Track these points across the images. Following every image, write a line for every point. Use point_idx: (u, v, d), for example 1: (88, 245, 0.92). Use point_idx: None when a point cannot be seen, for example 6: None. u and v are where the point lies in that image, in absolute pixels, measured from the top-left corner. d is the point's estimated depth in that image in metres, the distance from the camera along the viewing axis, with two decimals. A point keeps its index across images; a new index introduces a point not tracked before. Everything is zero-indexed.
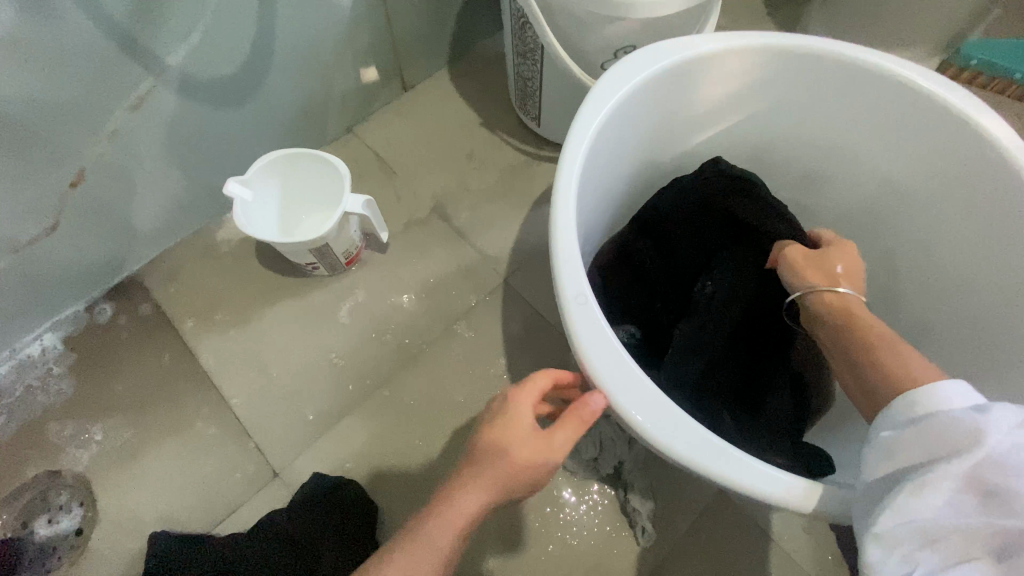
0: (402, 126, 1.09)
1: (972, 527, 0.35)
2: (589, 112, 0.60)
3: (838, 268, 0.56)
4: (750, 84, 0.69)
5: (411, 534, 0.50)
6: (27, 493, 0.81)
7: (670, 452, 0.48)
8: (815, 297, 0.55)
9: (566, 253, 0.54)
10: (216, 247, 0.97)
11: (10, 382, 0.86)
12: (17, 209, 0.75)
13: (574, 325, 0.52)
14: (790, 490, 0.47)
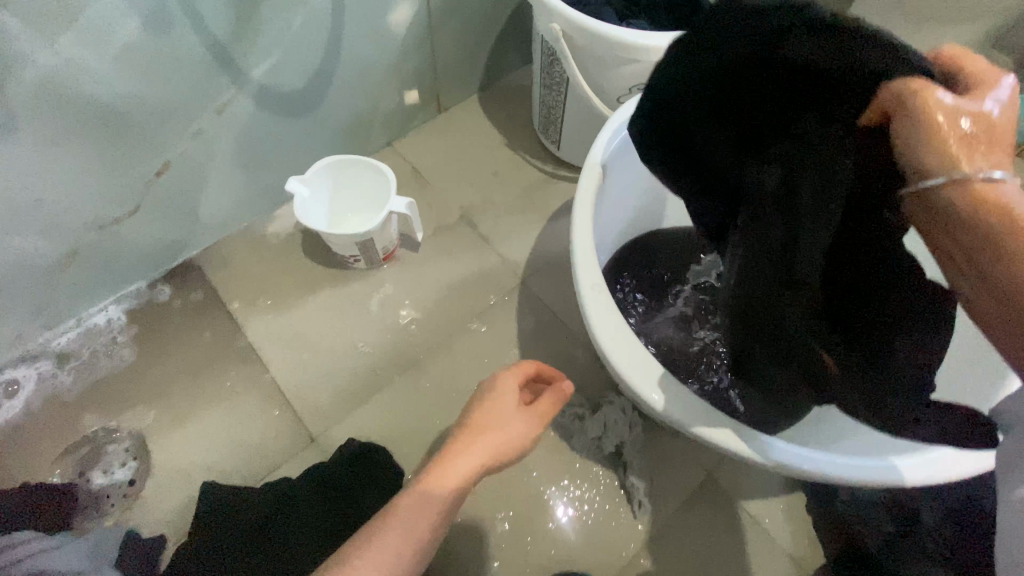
0: (436, 142, 1.22)
1: None
2: (606, 139, 0.73)
3: (976, 130, 0.35)
4: None
5: (417, 493, 0.57)
6: (84, 446, 0.89)
7: (690, 427, 0.59)
8: (952, 190, 0.34)
9: (581, 249, 0.67)
10: (267, 238, 1.08)
11: (78, 346, 0.96)
12: (111, 194, 0.87)
13: (591, 316, 0.64)
14: (793, 457, 0.57)
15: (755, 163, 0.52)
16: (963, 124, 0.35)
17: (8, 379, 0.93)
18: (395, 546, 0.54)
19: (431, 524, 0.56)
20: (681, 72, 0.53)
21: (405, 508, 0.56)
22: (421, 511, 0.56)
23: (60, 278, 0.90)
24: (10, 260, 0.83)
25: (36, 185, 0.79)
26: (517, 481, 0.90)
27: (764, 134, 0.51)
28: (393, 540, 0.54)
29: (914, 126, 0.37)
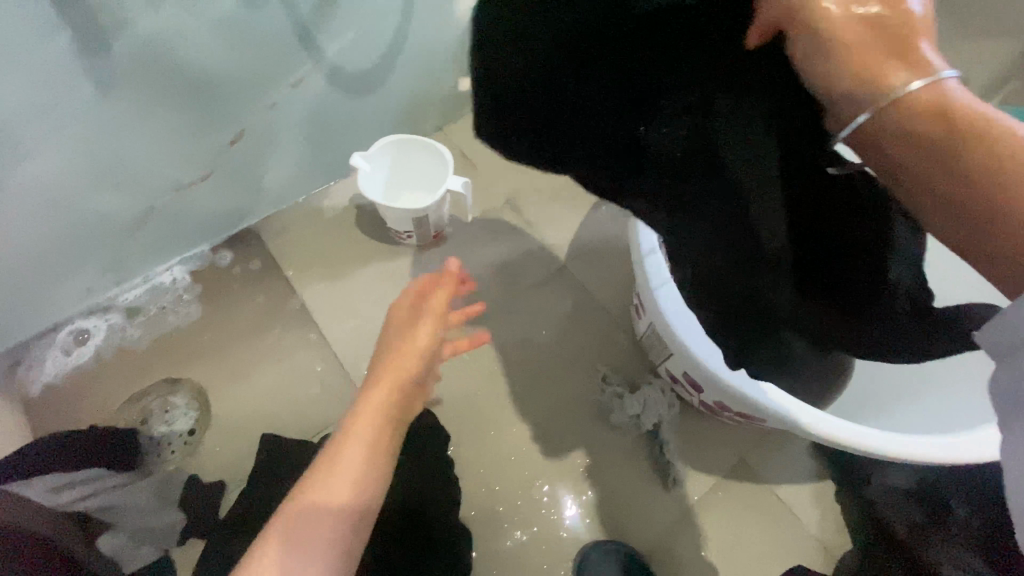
0: None
1: None
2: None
3: (887, 20, 0.36)
4: None
5: (341, 439, 0.66)
6: (149, 395, 0.95)
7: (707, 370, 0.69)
8: (886, 109, 0.35)
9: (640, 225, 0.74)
10: (323, 211, 1.13)
11: (146, 302, 1.02)
12: (185, 159, 0.91)
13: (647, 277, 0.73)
14: (788, 411, 0.66)
15: (649, 121, 0.44)
16: (879, 25, 0.36)
17: (80, 329, 0.99)
18: (357, 457, 0.64)
19: (360, 453, 0.64)
20: (508, 58, 0.44)
21: (352, 434, 0.66)
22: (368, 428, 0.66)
23: (132, 238, 0.96)
24: (91, 216, 0.88)
25: (125, 148, 0.83)
26: (555, 452, 0.95)
27: (645, 80, 0.43)
28: (350, 457, 0.64)
29: (825, 46, 0.37)
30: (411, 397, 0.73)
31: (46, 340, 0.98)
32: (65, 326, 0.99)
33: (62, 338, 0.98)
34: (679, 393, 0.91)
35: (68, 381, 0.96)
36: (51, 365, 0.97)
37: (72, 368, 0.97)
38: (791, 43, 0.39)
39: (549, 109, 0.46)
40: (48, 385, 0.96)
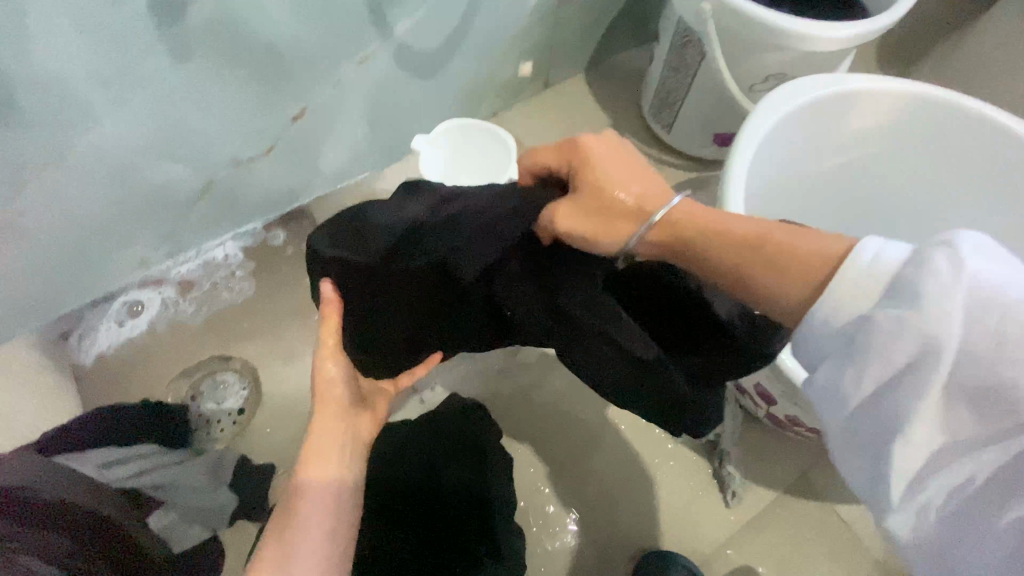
0: (541, 117, 1.23)
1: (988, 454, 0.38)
2: (756, 131, 0.76)
3: (617, 195, 0.51)
4: (875, 125, 0.86)
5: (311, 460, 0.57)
6: (199, 371, 0.94)
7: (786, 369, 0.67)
8: (641, 242, 0.52)
9: None
10: (376, 194, 1.11)
11: (199, 277, 1.01)
12: (251, 132, 0.89)
13: None
14: None
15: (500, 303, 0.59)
16: (620, 199, 0.52)
17: (132, 300, 0.99)
18: (328, 496, 0.55)
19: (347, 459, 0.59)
20: (381, 337, 0.64)
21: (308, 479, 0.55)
22: (323, 468, 0.57)
23: (190, 210, 0.94)
24: (154, 185, 0.86)
25: (194, 117, 0.81)
26: (607, 456, 0.91)
27: (459, 295, 0.60)
28: (317, 496, 0.54)
29: (585, 239, 0.52)
30: (354, 423, 0.63)
31: (98, 310, 0.97)
32: (118, 296, 0.98)
33: (114, 310, 0.98)
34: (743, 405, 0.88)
35: (119, 352, 0.96)
36: (103, 336, 0.96)
37: (126, 339, 0.97)
38: (563, 238, 0.53)
39: (397, 315, 0.62)
40: (100, 355, 0.95)
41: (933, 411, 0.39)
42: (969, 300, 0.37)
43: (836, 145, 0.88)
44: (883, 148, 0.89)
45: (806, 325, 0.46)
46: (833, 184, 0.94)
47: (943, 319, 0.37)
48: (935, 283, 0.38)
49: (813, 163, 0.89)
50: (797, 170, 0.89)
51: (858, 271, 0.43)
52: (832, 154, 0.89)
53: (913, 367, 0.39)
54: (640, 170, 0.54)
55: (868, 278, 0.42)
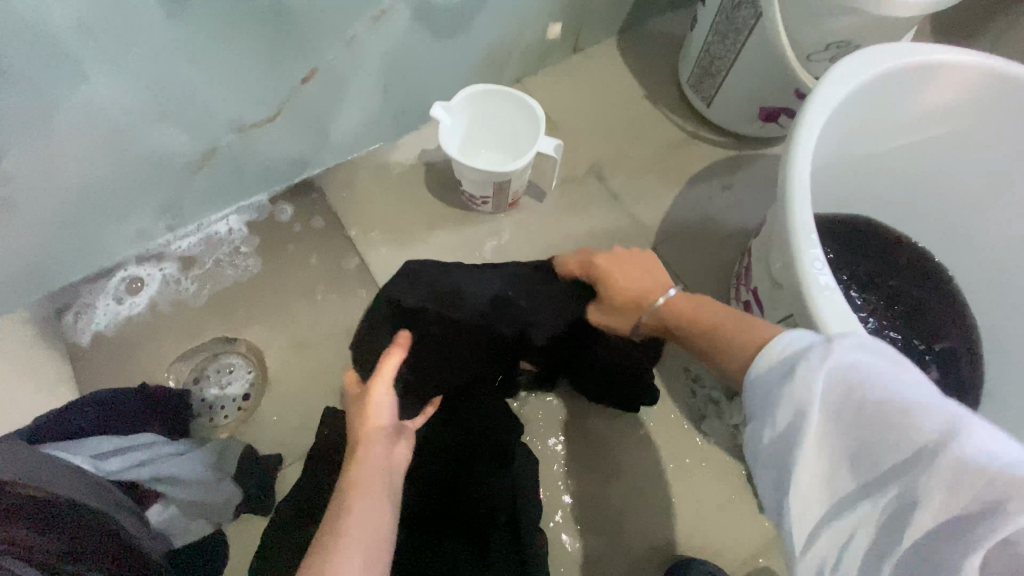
0: (568, 85, 1.13)
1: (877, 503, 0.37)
2: (820, 107, 0.68)
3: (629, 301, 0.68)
4: (950, 105, 0.77)
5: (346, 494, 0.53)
6: (201, 353, 0.89)
7: None
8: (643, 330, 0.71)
9: (803, 224, 0.62)
10: (389, 166, 1.03)
11: (201, 253, 0.94)
12: (255, 96, 0.81)
13: (810, 290, 0.60)
14: None
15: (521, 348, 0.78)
16: (626, 300, 0.69)
17: (132, 276, 0.93)
18: (376, 511, 0.51)
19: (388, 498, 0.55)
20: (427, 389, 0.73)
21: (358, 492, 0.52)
22: (371, 485, 0.54)
23: (191, 181, 0.87)
24: (151, 153, 0.79)
25: (193, 78, 0.73)
26: (636, 458, 0.85)
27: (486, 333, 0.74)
28: (366, 510, 0.51)
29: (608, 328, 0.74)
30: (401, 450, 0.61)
31: (96, 286, 0.91)
32: (117, 272, 0.92)
33: (113, 286, 0.92)
34: None
35: (117, 332, 0.90)
36: (101, 314, 0.91)
37: (124, 318, 0.91)
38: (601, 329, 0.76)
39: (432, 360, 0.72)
40: (97, 334, 0.89)
41: (815, 477, 0.39)
42: (831, 379, 0.39)
43: (903, 124, 0.79)
44: (958, 129, 0.79)
45: (752, 378, 0.45)
46: (895, 167, 0.85)
47: (810, 396, 0.39)
48: (808, 363, 0.40)
49: (875, 144, 0.80)
50: (855, 151, 0.80)
51: (768, 352, 0.44)
52: (898, 133, 0.80)
53: (789, 434, 0.40)
54: (649, 268, 0.70)
55: (769, 358, 0.44)
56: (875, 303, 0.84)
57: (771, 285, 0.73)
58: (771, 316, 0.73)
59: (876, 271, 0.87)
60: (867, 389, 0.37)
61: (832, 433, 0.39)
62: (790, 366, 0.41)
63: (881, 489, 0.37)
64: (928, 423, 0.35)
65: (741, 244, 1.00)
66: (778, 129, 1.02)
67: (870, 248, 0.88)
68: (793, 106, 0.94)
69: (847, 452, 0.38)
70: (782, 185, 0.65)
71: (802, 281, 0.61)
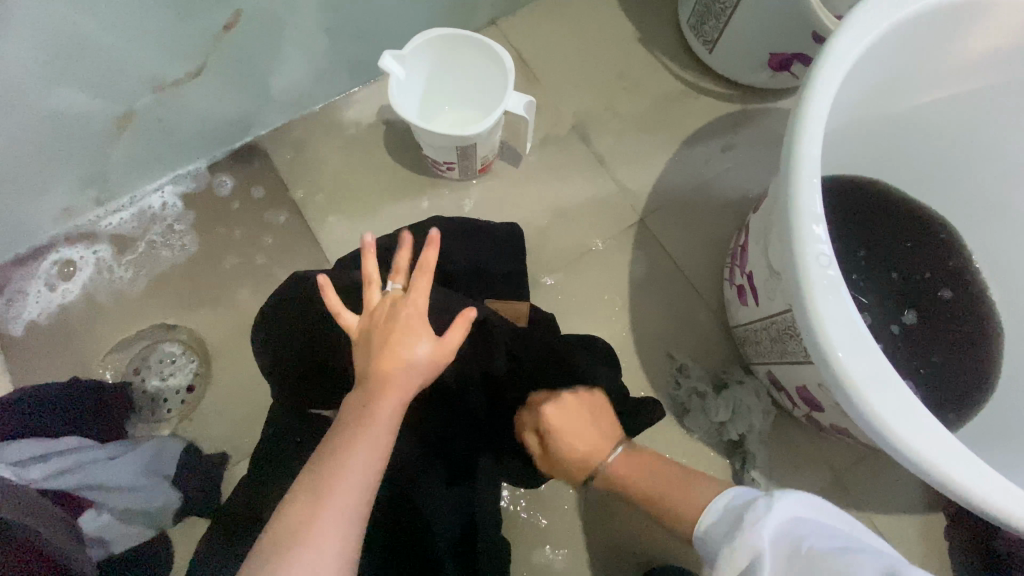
0: (551, 26, 0.98)
1: None
2: (836, 61, 0.55)
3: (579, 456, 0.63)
4: (1002, 50, 0.63)
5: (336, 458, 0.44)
6: (141, 341, 0.83)
7: (852, 385, 0.49)
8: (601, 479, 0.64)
9: (809, 209, 0.51)
10: (344, 127, 0.92)
11: (132, 229, 0.86)
12: (169, 48, 0.68)
13: (809, 283, 0.50)
14: (944, 462, 0.48)
15: None
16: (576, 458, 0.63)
17: (64, 259, 0.84)
18: (339, 517, 0.42)
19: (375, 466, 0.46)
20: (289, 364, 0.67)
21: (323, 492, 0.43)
22: (342, 482, 0.43)
23: (110, 148, 0.76)
24: (53, 119, 0.68)
25: (85, 27, 0.61)
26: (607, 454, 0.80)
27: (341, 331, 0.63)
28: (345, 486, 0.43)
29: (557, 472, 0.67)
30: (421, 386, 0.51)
31: (25, 269, 0.84)
32: (46, 254, 0.84)
33: (43, 271, 0.84)
34: (777, 399, 0.75)
35: (52, 321, 0.82)
36: (32, 302, 0.83)
37: (58, 307, 0.83)
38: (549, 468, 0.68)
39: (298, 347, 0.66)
40: (30, 325, 0.82)
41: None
42: (769, 539, 0.42)
43: (940, 74, 0.65)
44: (1010, 79, 0.65)
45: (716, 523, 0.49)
46: (925, 127, 0.72)
47: (754, 558, 0.41)
48: (749, 527, 0.44)
49: (902, 100, 0.67)
50: (878, 109, 0.68)
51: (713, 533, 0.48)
52: (933, 86, 0.67)
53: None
54: (592, 417, 0.64)
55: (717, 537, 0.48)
56: (884, 282, 0.75)
57: (767, 272, 0.62)
58: (768, 306, 0.64)
59: (888, 245, 0.76)
60: (803, 546, 0.40)
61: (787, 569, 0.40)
62: (733, 536, 0.45)
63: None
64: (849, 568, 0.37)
65: (741, 213, 0.89)
66: (790, 78, 0.88)
67: (884, 220, 0.76)
68: (809, 51, 0.79)
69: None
70: (786, 160, 0.53)
71: (803, 277, 0.50)
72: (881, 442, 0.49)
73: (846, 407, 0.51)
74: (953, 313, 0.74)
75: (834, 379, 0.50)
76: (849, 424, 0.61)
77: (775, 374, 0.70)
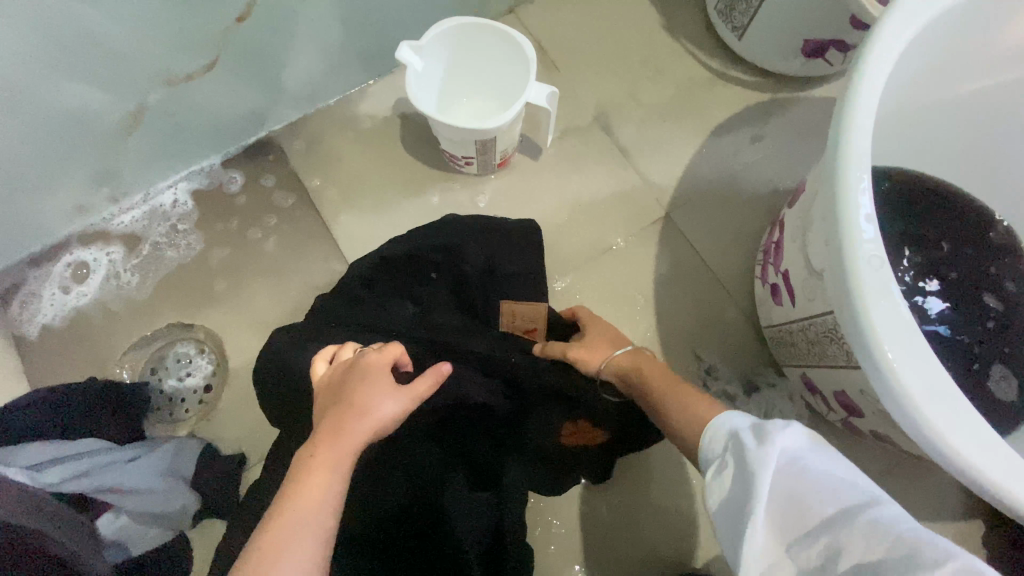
0: (571, 12, 0.94)
1: (795, 537, 0.35)
2: (885, 49, 0.51)
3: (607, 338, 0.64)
4: None
5: (288, 516, 0.40)
6: (157, 341, 0.82)
7: (904, 390, 0.46)
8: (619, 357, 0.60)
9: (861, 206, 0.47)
10: (359, 120, 0.90)
11: (144, 228, 0.85)
12: (179, 42, 0.66)
13: (859, 284, 0.47)
14: (1006, 473, 0.45)
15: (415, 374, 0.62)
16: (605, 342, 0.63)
17: (77, 261, 0.84)
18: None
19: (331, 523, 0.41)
20: (287, 405, 0.63)
21: (298, 504, 0.40)
22: (298, 543, 0.39)
23: (121, 146, 0.75)
24: (63, 116, 0.67)
25: (92, 19, 0.59)
26: (631, 460, 0.78)
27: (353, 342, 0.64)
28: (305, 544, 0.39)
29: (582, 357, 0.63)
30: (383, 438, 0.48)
31: (40, 270, 0.83)
32: (60, 256, 0.84)
33: (57, 273, 0.83)
34: (812, 403, 0.72)
35: (67, 323, 0.82)
36: (46, 304, 0.82)
37: (73, 309, 0.83)
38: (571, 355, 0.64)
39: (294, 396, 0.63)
40: (45, 327, 0.82)
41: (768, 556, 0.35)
42: (780, 454, 0.37)
43: (989, 61, 0.62)
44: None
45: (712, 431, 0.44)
46: (973, 115, 0.68)
47: (754, 468, 0.37)
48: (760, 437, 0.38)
49: (949, 87, 0.64)
50: (926, 96, 0.64)
51: (711, 441, 0.44)
52: (981, 71, 0.63)
53: (726, 503, 0.38)
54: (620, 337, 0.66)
55: (716, 443, 0.43)
56: (954, 281, 0.68)
57: (807, 271, 0.59)
58: (807, 308, 0.61)
59: (953, 240, 0.70)
60: (808, 470, 0.36)
61: (785, 483, 0.36)
62: (741, 441, 0.40)
63: (802, 554, 0.34)
64: (836, 502, 0.34)
65: (771, 207, 0.86)
66: (825, 65, 0.84)
67: (950, 218, 0.70)
68: (848, 37, 0.75)
69: (783, 523, 0.35)
70: (832, 153, 0.50)
71: (851, 278, 0.47)
72: (936, 453, 0.46)
73: (898, 418, 0.48)
74: None
75: (888, 387, 0.47)
76: (892, 432, 0.58)
77: (810, 378, 0.67)
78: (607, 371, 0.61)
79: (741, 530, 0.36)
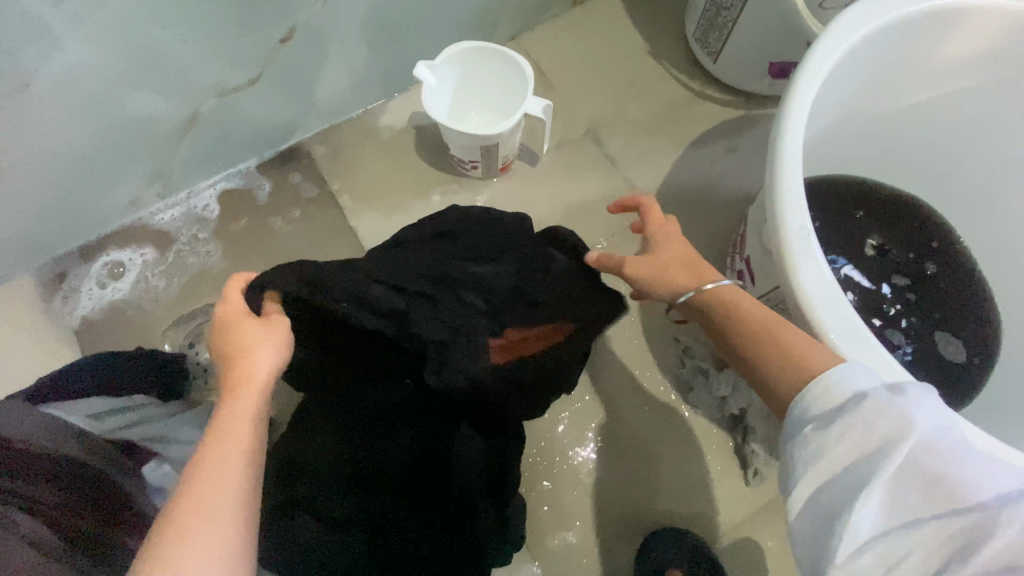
0: (566, 41, 1.07)
1: (932, 512, 0.37)
2: (817, 63, 0.62)
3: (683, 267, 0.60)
4: (971, 57, 0.71)
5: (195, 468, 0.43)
6: (197, 319, 0.93)
7: (827, 337, 0.54)
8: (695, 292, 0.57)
9: (792, 188, 0.58)
10: (379, 130, 1.02)
11: (179, 228, 0.97)
12: (232, 61, 0.79)
13: (791, 253, 0.57)
14: None
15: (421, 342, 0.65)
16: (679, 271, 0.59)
17: (114, 261, 0.95)
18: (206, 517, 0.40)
19: (237, 461, 0.43)
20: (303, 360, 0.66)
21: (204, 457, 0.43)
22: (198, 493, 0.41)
23: (173, 149, 0.87)
24: (132, 121, 0.79)
25: (164, 40, 0.71)
26: (618, 431, 0.87)
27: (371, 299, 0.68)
28: (207, 487, 0.41)
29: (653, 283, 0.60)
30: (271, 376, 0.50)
31: (84, 266, 0.94)
32: (100, 255, 0.95)
33: (95, 271, 0.94)
34: None
35: (111, 307, 0.93)
36: (86, 298, 0.93)
37: (113, 299, 0.94)
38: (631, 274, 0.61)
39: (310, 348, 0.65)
40: (89, 314, 0.92)
41: (879, 512, 0.39)
42: (917, 431, 0.39)
43: (919, 80, 0.73)
44: (998, 78, 0.72)
45: (824, 385, 0.44)
46: (911, 126, 0.79)
47: (890, 443, 0.39)
48: (889, 403, 0.41)
49: (885, 102, 0.74)
50: (865, 108, 0.74)
51: (816, 395, 0.44)
52: (912, 90, 0.74)
53: (846, 467, 0.40)
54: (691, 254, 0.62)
55: (824, 401, 0.44)
56: (886, 274, 0.81)
57: (761, 252, 0.69)
58: (763, 285, 0.70)
59: (883, 236, 0.82)
60: (949, 455, 0.39)
61: (921, 463, 0.39)
62: (855, 406, 0.41)
63: (923, 533, 0.37)
64: (971, 487, 0.37)
65: (743, 209, 0.96)
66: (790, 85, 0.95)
67: (888, 216, 0.84)
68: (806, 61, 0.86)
69: (907, 496, 0.38)
70: (772, 147, 0.60)
71: (785, 247, 0.57)
72: None
73: None
74: (940, 293, 0.80)
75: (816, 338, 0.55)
76: None
77: None
78: (693, 294, 0.57)
79: (853, 486, 0.40)
